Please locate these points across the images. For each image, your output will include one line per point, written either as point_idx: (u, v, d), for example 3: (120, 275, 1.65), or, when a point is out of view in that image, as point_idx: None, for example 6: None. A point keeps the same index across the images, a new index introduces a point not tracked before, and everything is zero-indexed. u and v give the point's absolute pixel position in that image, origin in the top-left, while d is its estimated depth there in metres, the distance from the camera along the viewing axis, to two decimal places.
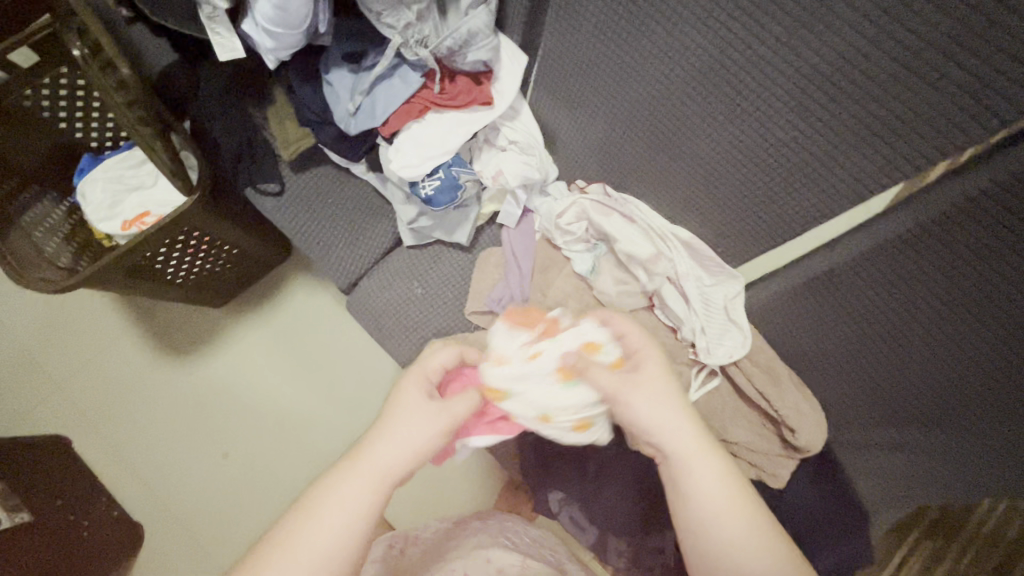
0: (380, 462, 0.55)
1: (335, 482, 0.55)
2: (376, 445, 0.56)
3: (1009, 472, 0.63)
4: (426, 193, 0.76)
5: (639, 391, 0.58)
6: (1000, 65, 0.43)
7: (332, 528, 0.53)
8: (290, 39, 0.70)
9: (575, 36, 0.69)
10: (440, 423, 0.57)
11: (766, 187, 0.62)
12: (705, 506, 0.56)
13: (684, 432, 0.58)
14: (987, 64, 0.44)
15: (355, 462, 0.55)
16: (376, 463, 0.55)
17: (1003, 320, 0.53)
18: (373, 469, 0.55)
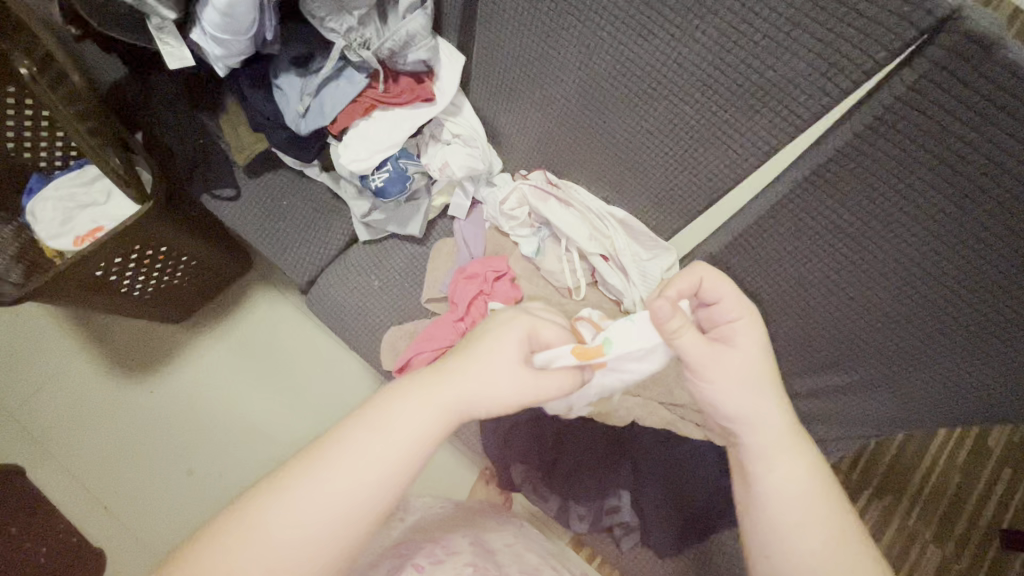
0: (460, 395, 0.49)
1: (404, 393, 0.48)
2: (461, 374, 0.49)
3: (908, 397, 0.72)
4: (377, 185, 0.82)
5: (721, 365, 0.53)
6: (848, 35, 0.51)
7: (384, 448, 0.46)
8: (238, 45, 0.74)
9: (504, 34, 0.76)
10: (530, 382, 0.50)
11: (679, 157, 0.71)
12: (782, 500, 0.51)
13: (773, 422, 0.53)
14: (838, 35, 0.52)
15: (440, 380, 0.49)
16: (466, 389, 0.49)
17: (884, 255, 0.62)
18: (452, 397, 0.48)
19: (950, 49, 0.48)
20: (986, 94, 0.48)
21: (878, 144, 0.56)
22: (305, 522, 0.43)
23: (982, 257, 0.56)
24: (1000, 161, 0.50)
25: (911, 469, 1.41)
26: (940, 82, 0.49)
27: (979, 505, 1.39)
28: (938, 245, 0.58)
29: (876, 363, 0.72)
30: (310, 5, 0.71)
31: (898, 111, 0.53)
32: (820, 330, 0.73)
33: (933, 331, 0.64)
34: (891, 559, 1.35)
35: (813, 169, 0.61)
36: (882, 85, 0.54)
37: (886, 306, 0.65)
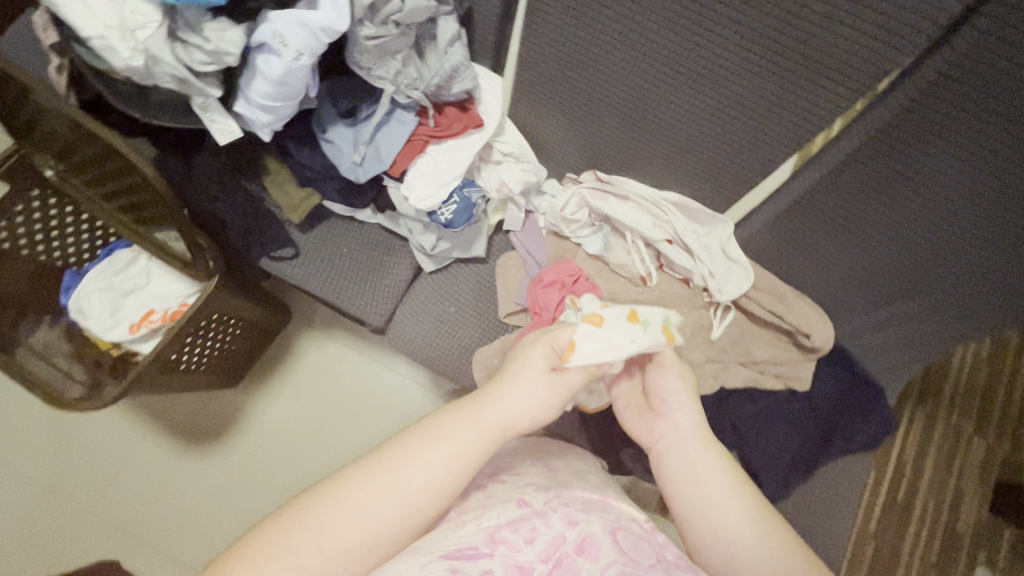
0: (497, 417, 0.60)
1: (449, 422, 0.59)
2: (495, 401, 0.61)
3: (977, 310, 0.79)
4: (446, 218, 0.83)
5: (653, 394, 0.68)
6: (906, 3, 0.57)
7: (438, 467, 0.56)
8: (287, 108, 0.75)
9: (547, 53, 0.78)
10: (557, 394, 0.63)
11: (733, 136, 0.75)
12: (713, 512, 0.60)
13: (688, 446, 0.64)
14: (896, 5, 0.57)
15: (474, 409, 0.60)
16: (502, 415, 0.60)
17: (942, 187, 0.68)
18: (492, 420, 0.60)
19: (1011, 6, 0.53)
20: None
21: (939, 94, 0.61)
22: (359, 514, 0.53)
23: None
24: None
25: (943, 371, 1.51)
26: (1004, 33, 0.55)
27: (1010, 389, 1.51)
28: (992, 170, 0.65)
29: (938, 288, 0.79)
30: (357, 58, 0.72)
31: (965, 63, 0.58)
32: (882, 268, 0.80)
33: (990, 246, 0.71)
34: (943, 456, 1.47)
35: (877, 126, 0.67)
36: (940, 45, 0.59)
37: (945, 232, 0.73)
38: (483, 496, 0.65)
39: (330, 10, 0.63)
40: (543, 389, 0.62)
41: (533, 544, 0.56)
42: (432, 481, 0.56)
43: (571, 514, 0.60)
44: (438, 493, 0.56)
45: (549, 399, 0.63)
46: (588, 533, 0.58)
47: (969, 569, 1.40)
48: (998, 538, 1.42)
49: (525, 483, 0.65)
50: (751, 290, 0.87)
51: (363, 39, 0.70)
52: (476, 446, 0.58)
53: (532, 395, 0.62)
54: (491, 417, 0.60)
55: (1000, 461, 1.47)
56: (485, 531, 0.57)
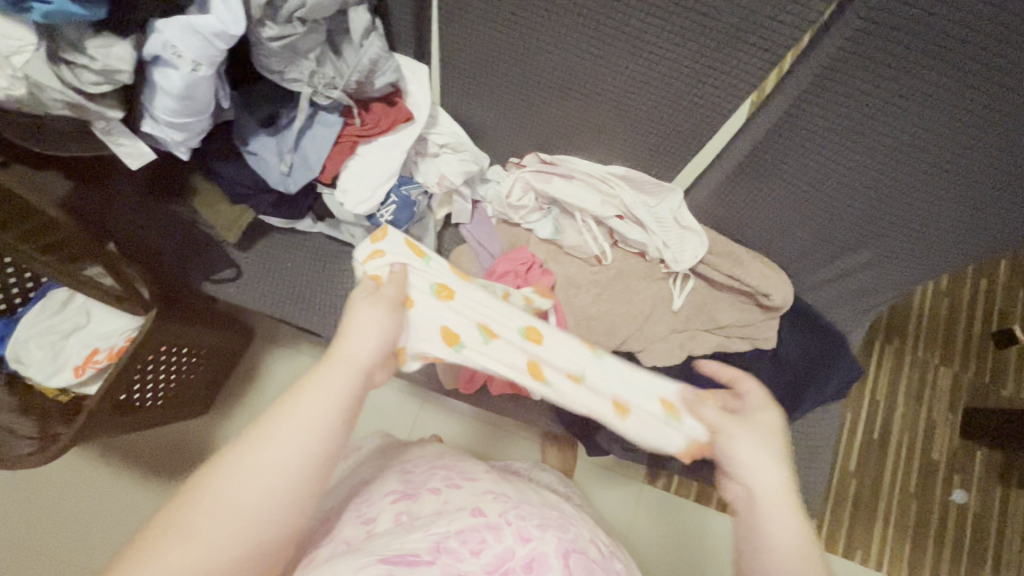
0: (349, 350, 0.51)
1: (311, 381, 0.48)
2: (345, 338, 0.52)
3: (930, 250, 0.79)
4: (387, 220, 0.80)
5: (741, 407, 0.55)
6: None
7: (301, 417, 0.46)
8: (200, 123, 0.70)
9: (470, 33, 0.74)
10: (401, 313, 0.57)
11: (669, 103, 0.73)
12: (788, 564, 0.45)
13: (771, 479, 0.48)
14: None
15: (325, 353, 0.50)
16: (346, 349, 0.51)
17: (881, 134, 0.68)
18: (345, 358, 0.50)
19: None
20: None
21: (866, 40, 0.60)
22: (225, 510, 0.42)
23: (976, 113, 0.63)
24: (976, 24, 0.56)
25: (907, 308, 1.55)
26: None
27: (972, 317, 1.56)
28: (925, 109, 0.64)
29: (889, 233, 0.79)
30: (264, 62, 0.67)
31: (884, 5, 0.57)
32: (832, 218, 0.79)
33: (933, 185, 0.72)
34: (913, 389, 1.51)
35: (811, 78, 0.65)
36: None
37: (887, 176, 0.72)
38: (436, 498, 0.61)
39: (224, 13, 0.59)
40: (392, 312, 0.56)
41: (479, 556, 0.52)
42: (300, 434, 0.45)
43: (526, 529, 0.55)
44: (314, 448, 0.45)
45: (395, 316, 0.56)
46: (540, 551, 0.54)
47: (946, 494, 1.46)
48: (971, 460, 1.48)
49: (483, 490, 0.61)
50: (707, 256, 0.86)
51: (267, 41, 0.65)
52: (341, 388, 0.48)
53: (377, 323, 0.54)
54: (339, 351, 0.51)
55: (967, 388, 1.52)
56: (432, 537, 0.53)
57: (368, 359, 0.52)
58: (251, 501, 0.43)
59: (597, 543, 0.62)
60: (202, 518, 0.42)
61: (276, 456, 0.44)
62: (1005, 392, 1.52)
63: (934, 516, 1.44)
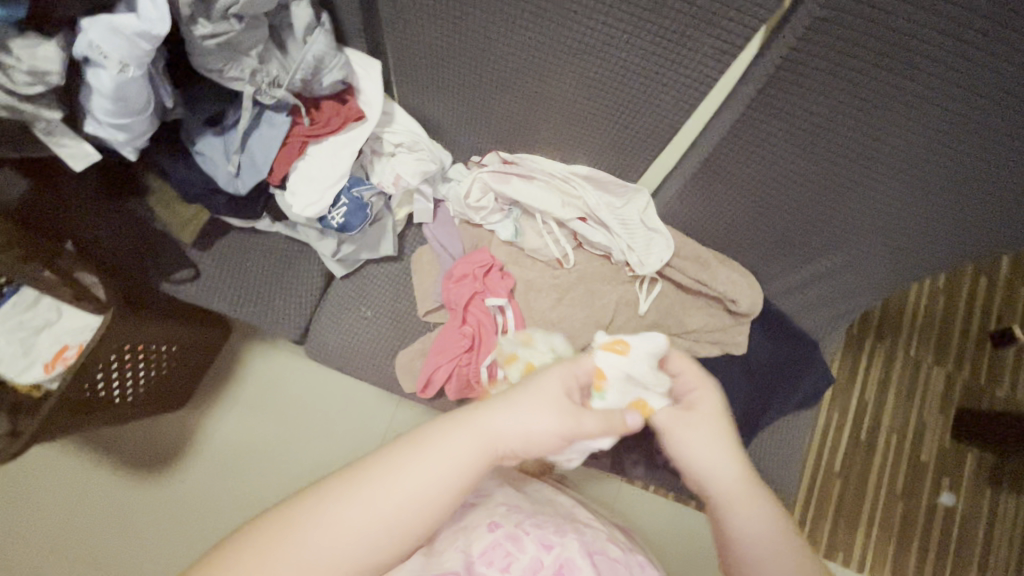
0: (497, 427, 0.46)
1: (448, 437, 0.46)
2: (499, 407, 0.47)
3: (905, 256, 0.75)
4: (338, 222, 0.78)
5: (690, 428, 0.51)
6: None
7: (428, 479, 0.44)
8: (142, 123, 0.68)
9: (416, 29, 0.71)
10: (567, 421, 0.47)
11: (627, 102, 0.69)
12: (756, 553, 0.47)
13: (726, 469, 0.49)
14: None
15: (474, 412, 0.47)
16: (501, 429, 0.46)
17: (845, 135, 0.64)
18: (495, 432, 0.46)
19: None
20: None
21: (821, 38, 0.56)
22: (330, 528, 0.42)
23: (944, 115, 0.59)
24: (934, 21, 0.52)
25: (902, 305, 1.51)
26: None
27: (968, 315, 1.51)
28: (888, 112, 0.60)
29: (860, 238, 0.75)
30: (200, 61, 0.65)
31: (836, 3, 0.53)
32: (801, 224, 0.75)
33: (903, 189, 0.68)
34: (904, 389, 1.47)
35: (767, 77, 0.61)
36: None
37: (854, 181, 0.68)
38: (455, 512, 0.59)
39: (150, 11, 0.56)
40: (558, 412, 0.47)
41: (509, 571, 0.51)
42: (414, 495, 0.44)
43: (547, 537, 0.54)
44: (423, 509, 0.44)
45: (556, 424, 0.47)
46: (566, 556, 0.53)
47: (934, 495, 1.43)
48: (960, 462, 1.45)
49: (495, 502, 0.59)
50: (674, 259, 0.83)
51: (201, 40, 0.62)
52: (473, 463, 0.46)
53: (538, 419, 0.47)
54: (488, 426, 0.46)
55: (961, 388, 1.48)
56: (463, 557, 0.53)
57: (510, 450, 0.47)
58: (355, 540, 0.43)
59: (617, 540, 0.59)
60: (308, 526, 0.42)
61: (402, 496, 0.44)
62: (1000, 392, 1.48)
63: (920, 518, 1.42)
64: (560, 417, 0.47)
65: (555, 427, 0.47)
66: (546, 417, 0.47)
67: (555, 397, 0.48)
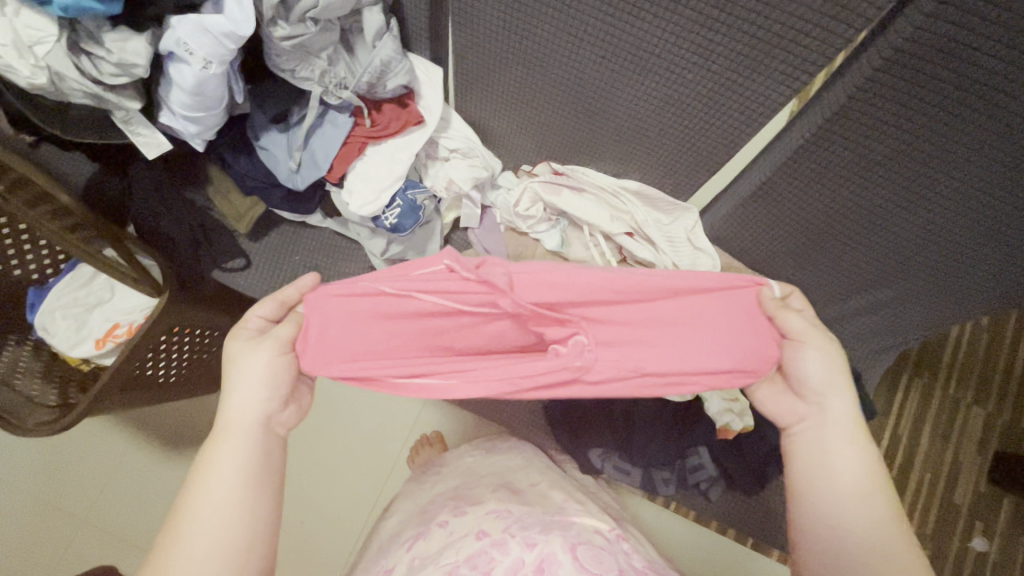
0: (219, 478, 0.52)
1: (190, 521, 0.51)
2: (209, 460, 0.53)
3: (960, 296, 0.73)
4: (391, 223, 0.80)
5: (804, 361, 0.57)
6: None
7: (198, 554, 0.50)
8: (212, 118, 0.71)
9: (482, 40, 0.72)
10: (258, 421, 0.54)
11: (686, 122, 0.70)
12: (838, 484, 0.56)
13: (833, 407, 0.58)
14: None
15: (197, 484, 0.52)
16: (238, 410, 0.54)
17: (910, 173, 0.63)
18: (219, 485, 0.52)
19: None
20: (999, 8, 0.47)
21: (897, 73, 0.54)
22: None
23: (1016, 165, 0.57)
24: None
25: (941, 339, 1.47)
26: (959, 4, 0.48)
27: (1012, 355, 1.46)
28: (961, 153, 0.59)
29: (917, 273, 0.73)
30: (276, 60, 0.67)
31: (917, 40, 0.51)
32: (853, 255, 0.74)
33: (967, 228, 0.66)
34: (940, 427, 1.43)
35: (836, 109, 0.59)
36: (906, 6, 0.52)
37: (916, 219, 0.67)
38: (444, 531, 0.65)
39: (235, 11, 0.59)
40: (254, 417, 0.54)
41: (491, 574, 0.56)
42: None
43: (530, 537, 0.59)
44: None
45: (261, 420, 0.54)
46: (548, 552, 0.57)
47: (965, 538, 1.39)
48: (995, 507, 1.40)
49: (485, 512, 0.66)
50: None
51: (279, 41, 0.64)
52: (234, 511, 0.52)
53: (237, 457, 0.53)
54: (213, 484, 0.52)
55: (999, 431, 1.43)
56: (444, 567, 0.58)
57: (241, 476, 0.53)
58: None
59: (607, 533, 0.64)
60: None
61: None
62: None
63: (948, 562, 1.37)
64: (254, 428, 0.54)
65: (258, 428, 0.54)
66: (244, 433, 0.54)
67: (266, 367, 0.54)
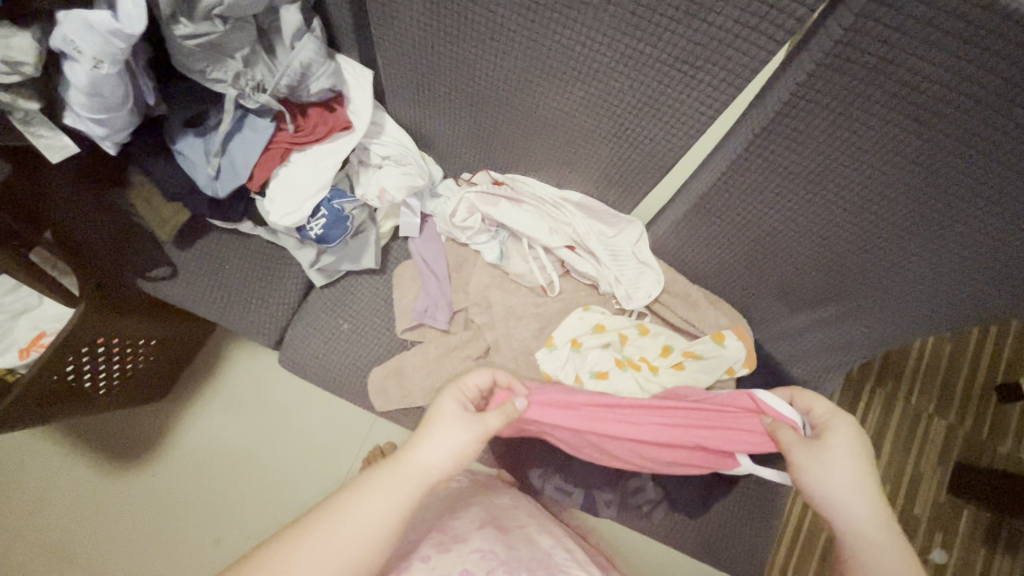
0: (423, 460, 0.56)
1: (367, 488, 0.55)
2: (419, 444, 0.57)
3: (905, 318, 0.71)
4: (317, 233, 0.76)
5: (815, 460, 0.59)
6: None
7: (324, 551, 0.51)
8: (120, 120, 0.66)
9: (408, 42, 0.68)
10: (471, 434, 0.58)
11: (621, 133, 0.66)
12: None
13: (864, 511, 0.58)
14: None
15: (400, 457, 0.57)
16: (419, 459, 0.57)
17: (846, 193, 0.59)
18: (418, 462, 0.56)
19: None
20: (917, 24, 0.45)
21: (823, 87, 0.52)
22: None
23: (953, 188, 0.55)
24: (945, 90, 0.48)
25: (905, 349, 1.46)
26: (882, 16, 0.45)
27: (974, 365, 1.46)
28: (897, 174, 0.56)
29: (861, 292, 0.70)
30: (183, 60, 0.62)
31: (839, 56, 0.49)
32: (796, 272, 0.72)
33: (907, 249, 0.63)
34: (902, 437, 1.42)
35: (766, 124, 0.57)
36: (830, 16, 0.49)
37: (857, 240, 0.64)
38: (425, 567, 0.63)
39: (129, 7, 0.55)
40: (461, 428, 0.58)
41: None
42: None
43: None
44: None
45: (468, 439, 0.58)
46: None
47: (926, 549, 1.38)
48: (956, 519, 1.39)
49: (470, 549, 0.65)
50: (663, 296, 0.80)
51: (183, 39, 0.60)
52: (371, 533, 0.53)
53: (449, 440, 0.58)
54: (413, 458, 0.57)
55: (961, 441, 1.43)
56: None
57: (436, 470, 0.57)
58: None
59: None
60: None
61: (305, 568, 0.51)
62: (1001, 449, 1.43)
63: None
64: (467, 430, 0.58)
65: (469, 437, 0.58)
66: (462, 448, 0.58)
67: (457, 413, 0.59)
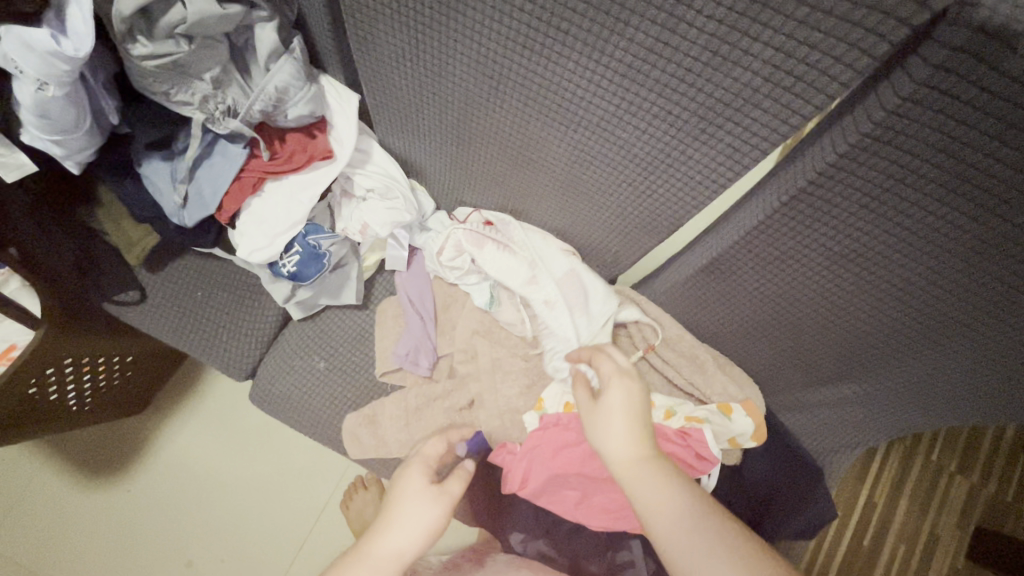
0: (393, 544, 0.55)
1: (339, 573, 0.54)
2: (389, 526, 0.56)
3: (938, 408, 0.62)
4: (289, 270, 0.71)
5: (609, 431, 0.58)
6: (806, 38, 0.39)
7: None
8: (78, 141, 0.60)
9: (395, 71, 0.62)
10: (441, 509, 0.57)
11: (628, 184, 0.59)
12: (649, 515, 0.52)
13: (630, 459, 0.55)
14: (793, 39, 0.39)
15: (369, 542, 0.55)
16: (387, 550, 0.54)
17: (883, 274, 0.51)
18: (387, 549, 0.54)
19: (959, 48, 0.35)
20: (987, 101, 0.37)
21: (865, 158, 0.44)
22: None
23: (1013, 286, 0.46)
24: (1014, 179, 0.39)
25: None
26: (947, 86, 0.37)
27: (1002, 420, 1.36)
28: (946, 261, 0.47)
29: (892, 375, 0.62)
30: (143, 82, 0.56)
31: (889, 127, 0.41)
32: (817, 346, 0.64)
33: (950, 340, 0.54)
34: (919, 495, 1.33)
35: (795, 191, 0.49)
36: (882, 78, 0.41)
37: (892, 323, 0.56)
38: None
39: (77, 23, 0.50)
40: (431, 506, 0.57)
41: None
42: None
43: None
44: None
45: (438, 514, 0.57)
46: None
47: None
48: None
49: None
50: (666, 356, 0.73)
51: (139, 60, 0.54)
52: None
53: (420, 517, 0.56)
54: (383, 548, 0.54)
55: (983, 504, 1.33)
56: None
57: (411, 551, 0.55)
58: None
59: None
60: None
61: None
62: None
63: None
64: (434, 505, 0.57)
65: (437, 513, 0.57)
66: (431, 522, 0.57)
67: (422, 489, 0.58)
